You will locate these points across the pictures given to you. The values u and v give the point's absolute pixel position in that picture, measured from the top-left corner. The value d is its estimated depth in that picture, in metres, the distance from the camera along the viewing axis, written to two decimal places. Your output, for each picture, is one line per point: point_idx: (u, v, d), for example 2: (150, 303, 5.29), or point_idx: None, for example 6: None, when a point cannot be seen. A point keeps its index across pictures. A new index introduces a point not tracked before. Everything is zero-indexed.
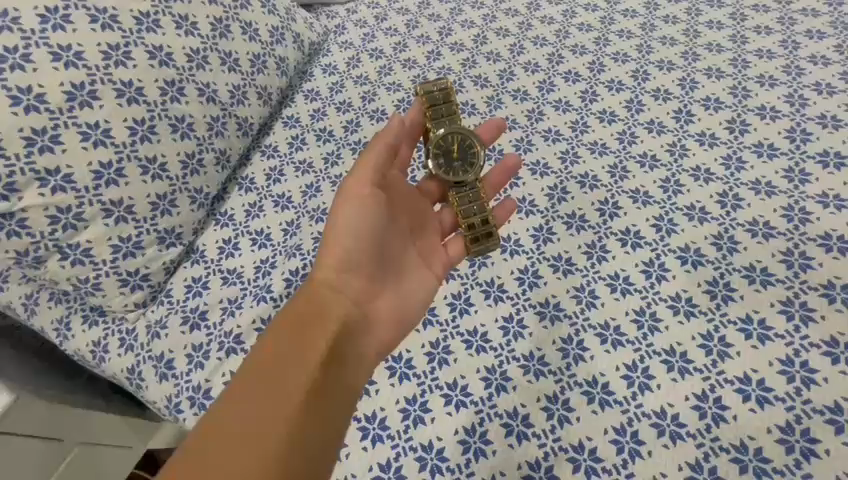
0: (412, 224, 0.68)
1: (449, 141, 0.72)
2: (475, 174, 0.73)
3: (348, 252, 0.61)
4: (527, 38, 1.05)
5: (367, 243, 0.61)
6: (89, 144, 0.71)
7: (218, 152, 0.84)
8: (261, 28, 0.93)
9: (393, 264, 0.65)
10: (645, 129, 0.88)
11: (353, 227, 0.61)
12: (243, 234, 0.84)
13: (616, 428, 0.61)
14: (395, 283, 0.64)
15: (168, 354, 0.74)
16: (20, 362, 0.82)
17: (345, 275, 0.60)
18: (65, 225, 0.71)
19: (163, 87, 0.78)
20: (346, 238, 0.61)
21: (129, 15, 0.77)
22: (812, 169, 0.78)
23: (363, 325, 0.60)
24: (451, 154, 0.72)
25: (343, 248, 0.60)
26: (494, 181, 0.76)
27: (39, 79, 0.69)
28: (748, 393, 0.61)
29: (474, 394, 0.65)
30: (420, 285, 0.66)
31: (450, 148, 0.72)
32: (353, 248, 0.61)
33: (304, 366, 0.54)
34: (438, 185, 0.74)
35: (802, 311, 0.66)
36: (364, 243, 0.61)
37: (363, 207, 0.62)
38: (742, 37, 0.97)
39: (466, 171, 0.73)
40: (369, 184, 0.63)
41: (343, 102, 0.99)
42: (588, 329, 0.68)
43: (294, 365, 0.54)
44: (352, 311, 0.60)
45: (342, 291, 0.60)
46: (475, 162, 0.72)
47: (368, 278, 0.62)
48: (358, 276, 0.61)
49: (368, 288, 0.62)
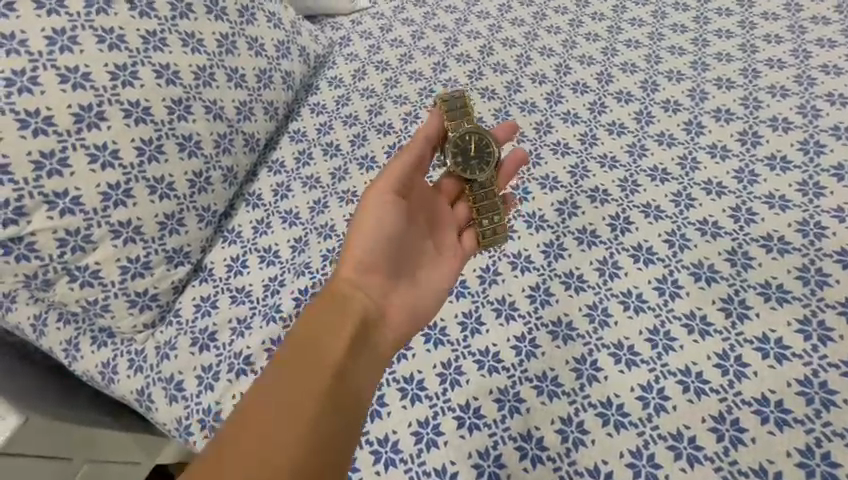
0: (427, 224, 0.70)
1: (467, 141, 0.73)
2: (491, 170, 0.73)
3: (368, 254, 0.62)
4: (534, 48, 1.04)
5: (385, 242, 0.63)
6: (98, 165, 0.71)
7: (225, 169, 0.84)
8: (267, 42, 0.93)
9: (410, 261, 0.66)
10: (655, 141, 0.87)
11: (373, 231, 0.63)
12: (251, 252, 0.84)
13: (632, 451, 0.60)
14: (411, 280, 0.66)
15: (178, 375, 0.74)
16: (33, 379, 0.82)
17: (366, 272, 0.62)
18: (74, 247, 0.71)
19: (170, 105, 0.78)
20: (366, 237, 0.63)
21: (136, 35, 0.77)
22: (827, 183, 0.77)
23: (381, 323, 0.61)
24: (468, 153, 0.73)
25: (363, 246, 0.62)
26: (504, 179, 0.77)
27: (47, 102, 0.69)
28: (766, 415, 0.60)
29: (486, 416, 0.64)
30: (435, 282, 0.67)
31: (467, 147, 0.73)
32: (373, 246, 0.62)
33: (327, 359, 0.55)
34: (454, 183, 0.74)
35: (820, 329, 0.64)
36: (383, 242, 0.63)
37: (383, 211, 0.64)
38: (752, 46, 0.96)
39: (483, 166, 0.73)
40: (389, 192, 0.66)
41: (349, 116, 0.99)
42: (602, 348, 0.67)
43: (316, 358, 0.56)
44: (372, 307, 0.61)
45: (362, 288, 0.61)
46: (490, 162, 0.74)
47: (386, 275, 0.63)
48: (377, 273, 0.62)
49: (387, 285, 0.63)
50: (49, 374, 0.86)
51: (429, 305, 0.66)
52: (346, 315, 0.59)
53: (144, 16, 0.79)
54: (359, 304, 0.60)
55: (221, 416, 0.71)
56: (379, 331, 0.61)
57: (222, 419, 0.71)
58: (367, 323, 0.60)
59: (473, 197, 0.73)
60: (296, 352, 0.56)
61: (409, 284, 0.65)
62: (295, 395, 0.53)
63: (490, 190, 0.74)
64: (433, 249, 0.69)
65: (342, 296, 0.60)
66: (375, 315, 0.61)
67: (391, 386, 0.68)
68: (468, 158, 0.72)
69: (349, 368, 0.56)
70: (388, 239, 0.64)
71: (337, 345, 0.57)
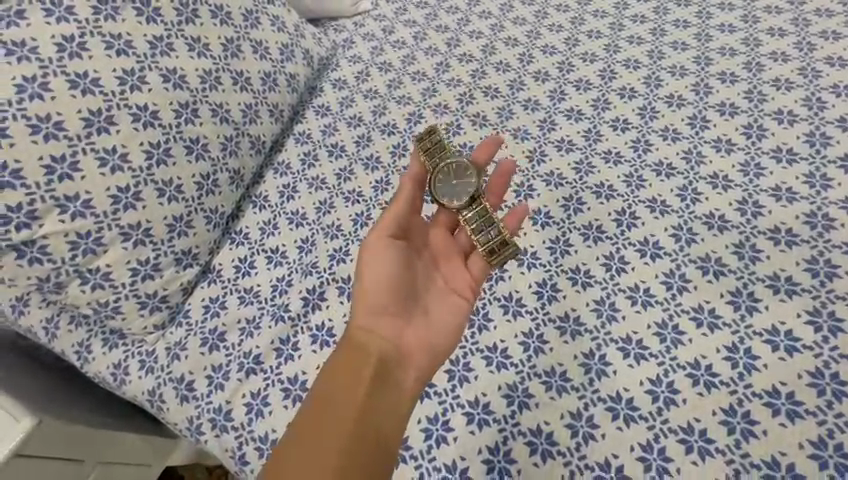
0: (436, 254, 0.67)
1: (444, 171, 0.70)
2: (478, 192, 0.68)
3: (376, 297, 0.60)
4: (536, 47, 1.04)
5: (394, 282, 0.61)
6: (107, 170, 0.72)
7: (232, 172, 0.85)
8: (272, 46, 0.94)
9: (424, 295, 0.63)
10: (659, 136, 0.87)
11: (377, 273, 0.61)
12: (259, 253, 0.84)
13: (642, 445, 0.60)
14: (427, 313, 0.62)
15: (188, 376, 0.74)
16: (40, 383, 0.81)
17: (376, 314, 0.59)
18: (85, 250, 0.72)
19: (177, 109, 0.79)
20: (372, 280, 0.60)
21: (143, 40, 0.78)
22: (834, 174, 0.76)
23: (400, 361, 0.58)
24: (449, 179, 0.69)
25: (370, 291, 0.60)
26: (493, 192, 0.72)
27: (58, 107, 0.70)
28: (778, 407, 0.59)
29: (496, 412, 0.64)
30: (453, 312, 0.63)
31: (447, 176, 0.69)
32: (382, 289, 0.60)
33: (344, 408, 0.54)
34: (448, 214, 0.69)
35: (831, 321, 0.64)
36: (392, 283, 0.61)
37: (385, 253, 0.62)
38: (755, 40, 0.96)
39: (468, 190, 0.68)
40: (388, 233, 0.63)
41: (353, 117, 1.00)
42: (610, 342, 0.67)
43: (336, 408, 0.54)
44: (388, 347, 0.58)
45: (376, 331, 0.59)
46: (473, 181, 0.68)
47: (399, 313, 0.60)
48: (391, 313, 0.60)
49: (401, 322, 0.60)
50: (57, 377, 0.87)
51: (448, 336, 0.62)
52: (360, 359, 0.57)
53: (151, 22, 0.80)
54: (373, 347, 0.58)
55: (232, 416, 0.71)
56: (398, 370, 0.58)
57: (232, 418, 0.71)
58: (384, 365, 0.57)
59: (469, 224, 0.67)
60: (316, 403, 0.55)
61: (427, 318, 0.62)
62: (320, 447, 0.52)
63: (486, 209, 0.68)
64: (447, 278, 0.66)
65: (356, 342, 0.58)
66: (391, 354, 0.58)
67: None
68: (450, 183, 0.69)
69: (371, 411, 0.54)
70: (396, 279, 0.61)
71: (355, 390, 0.55)
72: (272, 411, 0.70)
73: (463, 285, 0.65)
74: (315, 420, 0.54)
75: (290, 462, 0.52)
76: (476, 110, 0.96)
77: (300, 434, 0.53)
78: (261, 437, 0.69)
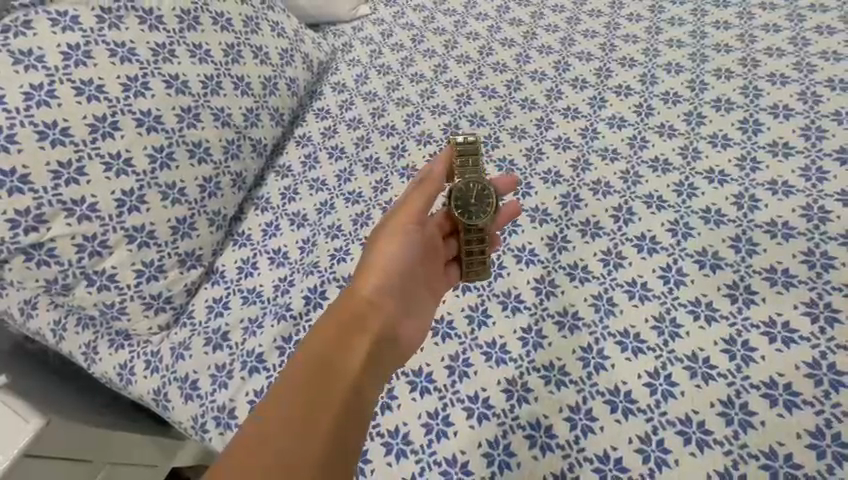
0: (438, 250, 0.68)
1: (469, 188, 0.69)
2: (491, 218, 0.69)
3: (391, 272, 0.60)
4: (533, 47, 1.06)
5: (404, 264, 0.61)
6: (112, 174, 0.74)
7: (234, 174, 0.86)
8: (272, 51, 0.96)
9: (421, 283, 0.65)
10: (655, 133, 0.87)
11: (397, 250, 0.62)
12: (261, 253, 0.86)
13: (640, 437, 0.61)
14: (418, 303, 0.64)
15: (193, 375, 0.76)
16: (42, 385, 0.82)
17: (385, 288, 0.59)
18: (91, 252, 0.73)
19: (180, 114, 0.80)
20: (391, 255, 0.61)
21: (146, 47, 0.80)
22: (830, 167, 0.77)
23: (395, 339, 0.59)
24: (470, 198, 0.69)
25: (388, 263, 0.60)
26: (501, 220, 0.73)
27: (64, 114, 0.72)
28: (775, 398, 0.60)
29: (495, 406, 0.65)
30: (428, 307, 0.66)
31: (469, 194, 0.69)
32: (391, 269, 0.60)
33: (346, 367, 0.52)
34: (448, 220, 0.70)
35: (827, 312, 0.64)
36: (401, 266, 0.61)
37: (408, 233, 0.63)
38: (751, 36, 0.97)
39: (482, 213, 0.69)
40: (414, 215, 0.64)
41: (353, 119, 1.01)
42: (608, 337, 0.68)
43: (335, 372, 0.50)
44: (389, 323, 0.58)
45: (382, 306, 0.58)
46: (490, 211, 0.69)
47: (401, 293, 0.61)
48: (391, 294, 0.60)
49: (402, 303, 0.61)
50: (65, 381, 0.88)
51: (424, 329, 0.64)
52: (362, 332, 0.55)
53: (154, 30, 0.82)
54: (374, 323, 0.57)
55: (235, 414, 0.72)
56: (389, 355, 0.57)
57: (236, 416, 0.72)
58: (380, 346, 0.56)
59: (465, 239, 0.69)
60: (311, 367, 0.51)
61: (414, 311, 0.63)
62: (317, 399, 0.48)
63: (486, 234, 0.69)
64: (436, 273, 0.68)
65: (358, 314, 0.56)
66: (390, 331, 0.58)
67: (401, 380, 0.69)
68: (468, 202, 0.69)
69: (367, 379, 0.53)
70: (406, 261, 0.62)
71: (357, 353, 0.53)
72: None
73: (441, 289, 0.68)
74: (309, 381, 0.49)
75: (279, 408, 0.47)
76: (474, 110, 0.98)
77: (292, 393, 0.48)
78: None
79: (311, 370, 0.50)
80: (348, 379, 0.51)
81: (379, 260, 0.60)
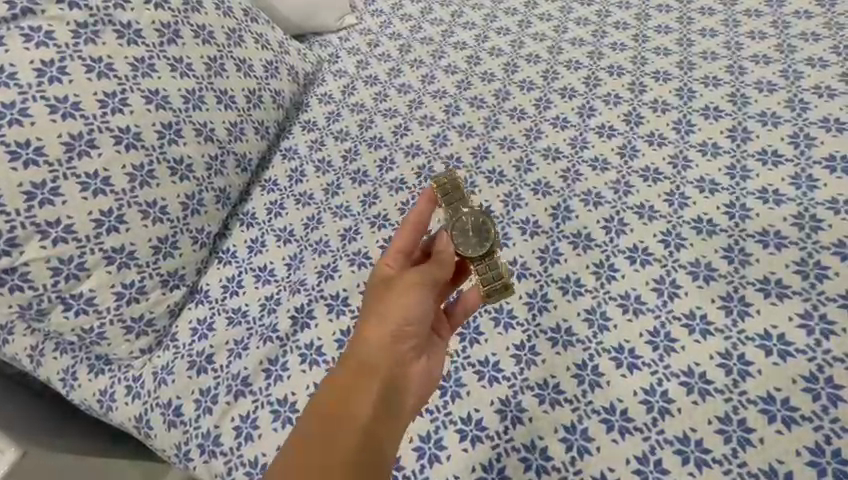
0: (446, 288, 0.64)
1: (465, 221, 0.66)
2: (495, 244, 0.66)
3: (406, 317, 0.54)
4: (520, 56, 1.05)
5: (417, 305, 0.55)
6: (89, 194, 0.71)
7: (218, 190, 0.84)
8: (256, 63, 0.94)
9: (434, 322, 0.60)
10: (645, 141, 0.87)
11: (411, 296, 0.55)
12: (247, 271, 0.83)
13: (638, 457, 0.59)
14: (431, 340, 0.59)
15: (176, 400, 0.72)
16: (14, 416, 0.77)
17: (398, 335, 0.53)
18: (68, 275, 0.71)
19: (160, 130, 0.79)
20: (404, 301, 0.54)
21: (125, 62, 0.78)
22: (819, 175, 0.77)
23: (409, 382, 0.54)
24: (467, 231, 0.65)
25: (401, 310, 0.54)
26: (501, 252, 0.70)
27: (37, 132, 0.69)
28: (773, 414, 0.59)
29: (489, 428, 0.63)
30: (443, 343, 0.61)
31: (465, 226, 0.65)
32: (405, 316, 0.54)
33: (359, 422, 0.47)
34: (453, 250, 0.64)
35: (823, 324, 0.63)
36: (417, 309, 0.55)
37: (419, 277, 0.56)
38: (737, 43, 0.97)
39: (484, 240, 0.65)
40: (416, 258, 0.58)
41: (341, 131, 0.99)
42: (603, 352, 0.66)
43: (345, 429, 0.47)
44: (400, 367, 0.53)
45: (395, 350, 0.53)
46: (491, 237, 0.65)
47: (419, 336, 0.55)
48: (402, 335, 0.54)
49: (418, 345, 0.56)
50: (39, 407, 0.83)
51: (440, 364, 0.59)
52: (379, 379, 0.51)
53: (133, 44, 0.80)
54: (386, 372, 0.52)
55: (220, 440, 0.69)
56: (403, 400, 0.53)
57: (221, 443, 0.69)
58: (392, 390, 0.52)
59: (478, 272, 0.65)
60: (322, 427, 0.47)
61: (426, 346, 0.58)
62: (331, 456, 0.45)
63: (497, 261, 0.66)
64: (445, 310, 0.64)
65: (365, 360, 0.51)
66: (401, 374, 0.53)
67: None
68: (466, 236, 0.65)
69: (382, 426, 0.49)
70: (419, 301, 0.55)
71: (370, 403, 0.49)
72: (261, 435, 0.68)
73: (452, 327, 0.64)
74: (321, 442, 0.46)
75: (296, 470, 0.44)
76: (463, 121, 0.97)
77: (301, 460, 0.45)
78: (251, 462, 0.67)
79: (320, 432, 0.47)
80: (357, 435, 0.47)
81: (389, 306, 0.54)
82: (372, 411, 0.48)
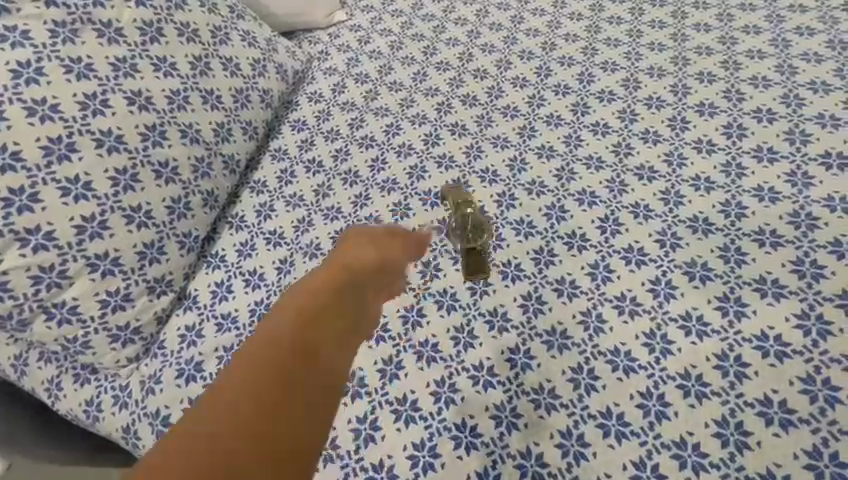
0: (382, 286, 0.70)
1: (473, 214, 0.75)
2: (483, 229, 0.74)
3: (342, 285, 0.62)
4: (513, 52, 1.03)
5: (354, 281, 0.64)
6: (70, 199, 0.69)
7: (205, 193, 0.82)
8: (242, 62, 0.92)
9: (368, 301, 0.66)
10: (640, 139, 0.86)
11: (348, 274, 0.64)
12: (236, 276, 0.81)
13: (635, 462, 0.58)
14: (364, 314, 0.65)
15: (164, 410, 0.71)
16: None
17: (336, 293, 0.60)
18: (49, 284, 0.68)
19: (144, 132, 0.76)
20: (342, 275, 0.63)
21: (105, 62, 0.76)
22: (815, 172, 0.76)
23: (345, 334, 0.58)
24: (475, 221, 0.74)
25: (340, 280, 0.62)
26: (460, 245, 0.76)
27: (14, 136, 0.67)
28: (770, 416, 0.58)
29: (484, 434, 0.62)
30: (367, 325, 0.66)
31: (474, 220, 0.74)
32: (340, 285, 0.62)
33: (295, 348, 0.50)
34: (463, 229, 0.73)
35: (820, 324, 0.63)
36: (352, 284, 0.63)
37: (355, 264, 0.66)
38: (732, 38, 0.96)
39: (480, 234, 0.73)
40: (359, 255, 0.69)
41: (331, 131, 0.97)
42: (598, 356, 0.66)
43: (280, 360, 0.49)
44: (337, 317, 0.58)
45: (330, 303, 0.58)
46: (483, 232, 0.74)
47: (351, 301, 0.62)
48: (339, 299, 0.60)
49: (351, 309, 0.61)
50: (32, 412, 0.82)
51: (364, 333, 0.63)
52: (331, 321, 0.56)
53: (114, 44, 0.78)
54: (327, 317, 0.56)
55: None
56: (339, 348, 0.56)
57: None
58: (330, 335, 0.55)
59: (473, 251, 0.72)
60: (254, 360, 0.49)
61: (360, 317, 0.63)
62: (266, 383, 0.47)
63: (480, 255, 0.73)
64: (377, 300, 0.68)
65: (302, 307, 0.56)
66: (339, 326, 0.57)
67: (384, 408, 0.66)
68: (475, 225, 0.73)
69: (318, 361, 0.52)
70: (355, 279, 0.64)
71: (309, 337, 0.52)
72: None
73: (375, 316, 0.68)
74: (252, 373, 0.48)
75: (223, 398, 0.46)
76: (455, 119, 0.95)
77: (234, 391, 0.46)
78: None
79: (253, 363, 0.49)
80: (292, 368, 0.49)
81: (330, 278, 0.62)
82: (311, 345, 0.52)
